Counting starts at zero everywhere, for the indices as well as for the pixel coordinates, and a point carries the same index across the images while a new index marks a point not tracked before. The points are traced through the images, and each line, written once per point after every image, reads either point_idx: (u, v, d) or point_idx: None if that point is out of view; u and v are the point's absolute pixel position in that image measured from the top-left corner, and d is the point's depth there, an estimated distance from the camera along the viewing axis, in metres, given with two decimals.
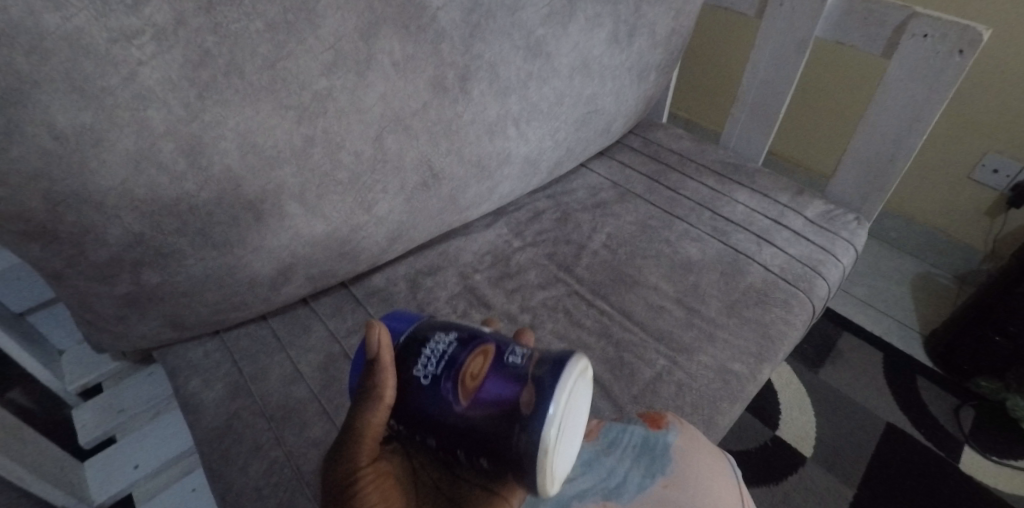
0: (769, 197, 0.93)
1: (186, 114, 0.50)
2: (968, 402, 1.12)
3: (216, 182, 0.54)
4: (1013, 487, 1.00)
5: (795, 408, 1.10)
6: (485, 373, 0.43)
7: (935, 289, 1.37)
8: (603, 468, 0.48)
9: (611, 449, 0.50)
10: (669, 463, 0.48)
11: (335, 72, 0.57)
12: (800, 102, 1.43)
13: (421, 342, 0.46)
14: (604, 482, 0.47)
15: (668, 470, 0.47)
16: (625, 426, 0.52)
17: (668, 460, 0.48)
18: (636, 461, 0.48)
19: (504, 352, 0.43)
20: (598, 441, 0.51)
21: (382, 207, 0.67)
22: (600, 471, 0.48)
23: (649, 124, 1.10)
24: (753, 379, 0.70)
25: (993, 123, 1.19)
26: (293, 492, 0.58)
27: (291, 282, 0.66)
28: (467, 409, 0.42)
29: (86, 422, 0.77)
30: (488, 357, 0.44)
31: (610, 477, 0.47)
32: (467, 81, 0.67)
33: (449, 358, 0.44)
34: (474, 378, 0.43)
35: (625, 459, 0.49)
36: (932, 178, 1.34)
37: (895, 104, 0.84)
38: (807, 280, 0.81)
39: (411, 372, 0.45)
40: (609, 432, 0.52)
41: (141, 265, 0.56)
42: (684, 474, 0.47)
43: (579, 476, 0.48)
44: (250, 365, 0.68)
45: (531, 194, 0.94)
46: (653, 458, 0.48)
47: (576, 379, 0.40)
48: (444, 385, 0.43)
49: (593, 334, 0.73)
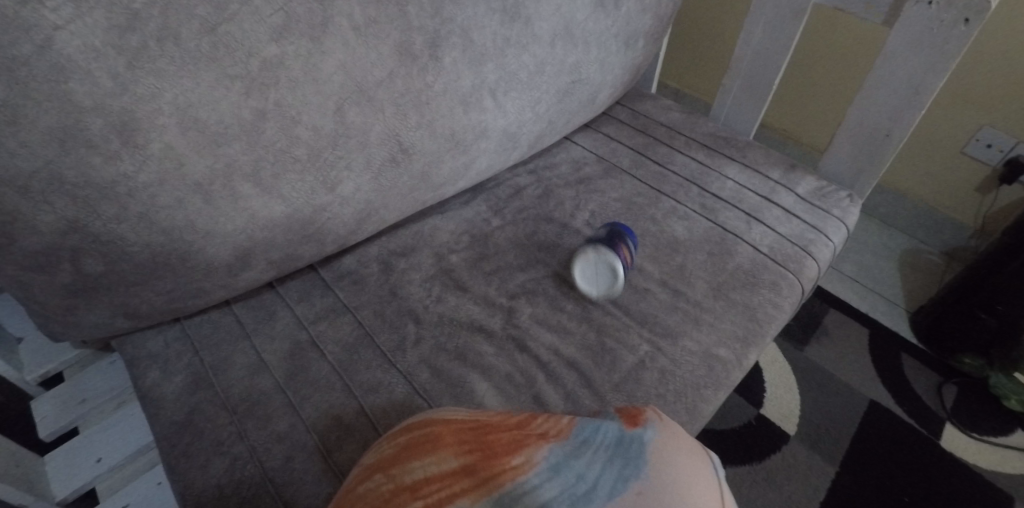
0: (760, 173, 0.89)
1: (115, 86, 0.45)
2: (951, 379, 1.12)
3: (157, 162, 0.49)
4: (991, 464, 1.00)
5: (780, 386, 1.09)
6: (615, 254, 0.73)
7: (922, 264, 1.35)
8: (573, 471, 0.41)
9: (581, 449, 0.43)
10: (643, 464, 0.42)
11: (286, 37, 0.51)
12: (794, 71, 1.38)
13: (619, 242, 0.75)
14: (573, 486, 0.40)
15: (642, 473, 0.41)
16: (598, 423, 0.45)
17: (642, 462, 0.42)
18: (609, 459, 0.42)
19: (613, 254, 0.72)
20: (570, 440, 0.44)
21: (348, 186, 0.62)
22: (569, 475, 0.40)
23: (637, 94, 1.05)
24: (739, 365, 0.67)
25: (991, 97, 1.15)
26: (256, 490, 0.55)
27: (251, 268, 0.62)
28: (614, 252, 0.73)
29: (47, 413, 0.74)
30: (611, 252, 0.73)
31: (578, 482, 0.40)
32: (438, 47, 0.62)
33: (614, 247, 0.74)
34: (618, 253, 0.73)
35: (597, 459, 0.42)
36: (925, 152, 1.30)
37: (894, 75, 0.80)
38: (796, 260, 0.78)
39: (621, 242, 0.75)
40: (582, 431, 0.45)
41: (81, 254, 0.51)
42: (660, 477, 0.41)
43: (545, 482, 0.40)
44: (212, 355, 0.64)
45: (512, 169, 0.90)
46: (627, 459, 0.42)
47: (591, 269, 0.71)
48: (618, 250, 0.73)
49: (574, 319, 0.69)
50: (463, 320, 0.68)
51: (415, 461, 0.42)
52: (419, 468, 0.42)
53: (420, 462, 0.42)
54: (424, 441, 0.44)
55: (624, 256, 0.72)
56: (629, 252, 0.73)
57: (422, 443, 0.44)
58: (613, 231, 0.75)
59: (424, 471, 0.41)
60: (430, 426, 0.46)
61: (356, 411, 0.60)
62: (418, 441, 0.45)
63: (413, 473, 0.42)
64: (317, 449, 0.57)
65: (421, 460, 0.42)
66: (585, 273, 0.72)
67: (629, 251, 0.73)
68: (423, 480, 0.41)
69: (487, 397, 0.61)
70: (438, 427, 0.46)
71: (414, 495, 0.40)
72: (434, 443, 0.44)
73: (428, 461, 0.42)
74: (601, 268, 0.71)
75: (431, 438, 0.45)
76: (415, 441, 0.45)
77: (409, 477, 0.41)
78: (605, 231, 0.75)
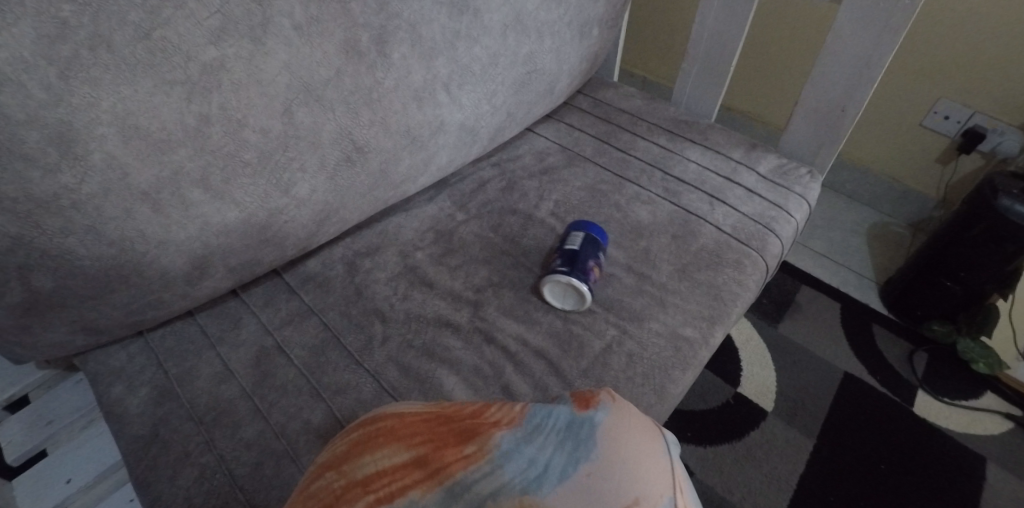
0: (721, 154, 0.90)
1: (48, 97, 0.44)
2: (922, 347, 1.14)
3: (99, 173, 0.48)
4: (963, 427, 1.02)
5: (756, 364, 1.10)
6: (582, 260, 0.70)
7: (890, 236, 1.38)
8: (524, 457, 0.42)
9: (532, 435, 0.44)
10: (594, 446, 0.42)
11: (225, 40, 0.51)
12: (753, 53, 1.40)
13: (587, 239, 0.72)
14: (523, 473, 0.41)
15: (592, 455, 0.42)
16: (550, 407, 0.46)
17: (592, 443, 0.43)
18: (559, 444, 0.43)
19: (576, 261, 0.69)
20: (522, 427, 0.45)
21: (303, 188, 0.62)
22: (519, 461, 0.42)
23: (599, 83, 1.06)
24: (706, 343, 0.68)
25: (944, 68, 1.18)
26: (226, 498, 0.54)
27: (210, 276, 0.61)
28: (582, 259, 0.70)
29: (12, 437, 0.71)
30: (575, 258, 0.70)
31: (529, 469, 0.41)
32: (385, 43, 0.61)
33: (579, 253, 0.70)
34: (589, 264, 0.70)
35: (547, 444, 0.43)
36: (887, 127, 1.33)
37: (843, 51, 0.81)
38: (759, 238, 0.79)
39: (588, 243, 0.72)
40: (534, 416, 0.46)
41: (29, 271, 0.50)
42: (609, 458, 0.42)
43: (495, 470, 0.41)
44: (176, 366, 0.63)
45: (476, 163, 0.90)
46: (578, 443, 0.43)
47: (562, 287, 0.69)
48: (583, 254, 0.70)
49: (541, 308, 0.70)
50: (429, 316, 0.68)
51: (367, 456, 0.44)
52: (371, 462, 0.43)
53: (372, 456, 0.44)
54: (376, 435, 0.46)
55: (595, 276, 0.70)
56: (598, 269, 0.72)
57: (374, 437, 0.45)
58: (588, 243, 0.72)
59: (375, 465, 0.43)
60: (383, 420, 0.47)
61: (325, 413, 0.59)
62: (370, 435, 0.46)
63: (365, 468, 0.43)
64: (287, 454, 0.57)
65: (372, 454, 0.44)
66: (556, 292, 0.70)
67: (598, 268, 0.72)
68: (375, 474, 0.42)
69: (456, 391, 0.61)
70: (391, 420, 0.47)
71: (365, 490, 0.41)
72: (387, 436, 0.45)
73: (380, 455, 0.44)
74: (575, 290, 0.68)
75: (383, 431, 0.46)
76: (367, 435, 0.46)
77: (361, 472, 0.43)
78: (581, 242, 0.71)
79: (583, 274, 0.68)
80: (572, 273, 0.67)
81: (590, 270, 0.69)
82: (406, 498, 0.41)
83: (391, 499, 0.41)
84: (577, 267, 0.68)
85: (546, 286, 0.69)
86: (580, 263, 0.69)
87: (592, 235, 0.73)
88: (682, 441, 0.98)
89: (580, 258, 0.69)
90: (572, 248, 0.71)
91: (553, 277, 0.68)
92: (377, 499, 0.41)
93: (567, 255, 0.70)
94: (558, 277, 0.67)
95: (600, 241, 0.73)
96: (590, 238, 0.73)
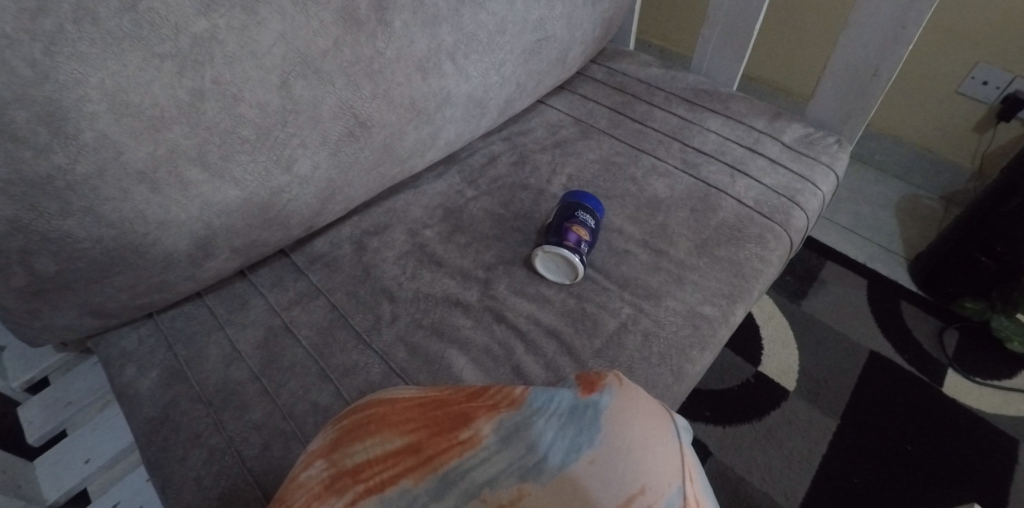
0: (743, 123, 0.86)
1: (34, 74, 0.43)
2: (952, 324, 1.09)
3: (92, 152, 0.47)
4: (995, 408, 0.98)
5: (778, 342, 1.07)
6: (565, 226, 0.68)
7: (921, 209, 1.32)
8: (523, 445, 0.41)
9: (533, 419, 0.42)
10: (597, 431, 0.41)
11: (214, 10, 0.49)
12: (776, 18, 1.33)
13: (573, 209, 0.70)
14: (521, 460, 0.40)
15: (596, 440, 0.40)
16: (552, 391, 0.44)
17: (595, 429, 0.41)
18: (560, 430, 0.41)
19: (556, 229, 0.68)
20: (520, 412, 0.43)
21: (305, 165, 0.60)
22: (519, 447, 0.41)
23: (614, 51, 1.01)
24: (726, 321, 0.65)
25: (982, 30, 1.10)
26: (236, 479, 0.53)
27: (216, 257, 0.60)
28: (564, 226, 0.68)
29: (32, 419, 0.73)
30: (559, 227, 0.68)
31: (528, 455, 0.40)
32: (384, 10, 0.59)
33: (560, 223, 0.69)
34: (573, 228, 0.68)
35: (549, 428, 0.41)
36: (920, 93, 1.25)
37: (876, 9, 0.75)
38: (783, 212, 0.75)
39: (575, 212, 0.69)
40: (535, 400, 0.44)
41: (30, 255, 0.49)
42: (613, 445, 0.40)
43: (491, 457, 0.40)
44: (186, 348, 0.63)
45: (486, 137, 0.87)
46: (581, 427, 0.41)
47: (550, 256, 0.67)
48: (566, 223, 0.68)
49: (553, 287, 0.67)
50: (438, 295, 0.66)
51: (357, 444, 0.43)
52: (361, 450, 0.42)
53: (362, 444, 0.43)
54: (368, 422, 0.44)
55: (580, 236, 0.67)
56: (586, 230, 0.69)
57: (365, 424, 0.44)
58: (570, 209, 0.70)
59: (366, 453, 0.42)
60: (376, 406, 0.46)
61: (332, 395, 0.58)
62: (360, 422, 0.45)
63: (356, 456, 0.42)
64: (294, 436, 0.56)
65: (363, 441, 0.43)
66: (550, 269, 0.68)
67: (585, 229, 0.68)
68: (365, 463, 0.41)
69: (465, 371, 0.60)
70: (383, 406, 0.46)
71: (355, 479, 0.40)
72: (377, 422, 0.44)
73: (370, 443, 0.43)
74: (557, 260, 0.67)
75: (375, 417, 0.45)
76: (359, 422, 0.45)
77: (350, 461, 0.42)
78: (560, 212, 0.70)
79: (556, 236, 0.67)
80: (547, 242, 0.67)
81: (569, 233, 0.67)
82: (398, 487, 0.40)
83: (382, 488, 0.40)
84: (553, 236, 0.67)
85: (534, 262, 0.68)
86: (557, 230, 0.68)
87: (580, 203, 0.71)
88: (700, 421, 0.96)
89: (559, 224, 0.68)
90: (554, 220, 0.70)
91: (535, 255, 0.68)
92: (367, 489, 0.40)
93: (549, 229, 0.69)
94: (535, 253, 0.68)
95: (585, 204, 0.71)
96: (575, 205, 0.70)
